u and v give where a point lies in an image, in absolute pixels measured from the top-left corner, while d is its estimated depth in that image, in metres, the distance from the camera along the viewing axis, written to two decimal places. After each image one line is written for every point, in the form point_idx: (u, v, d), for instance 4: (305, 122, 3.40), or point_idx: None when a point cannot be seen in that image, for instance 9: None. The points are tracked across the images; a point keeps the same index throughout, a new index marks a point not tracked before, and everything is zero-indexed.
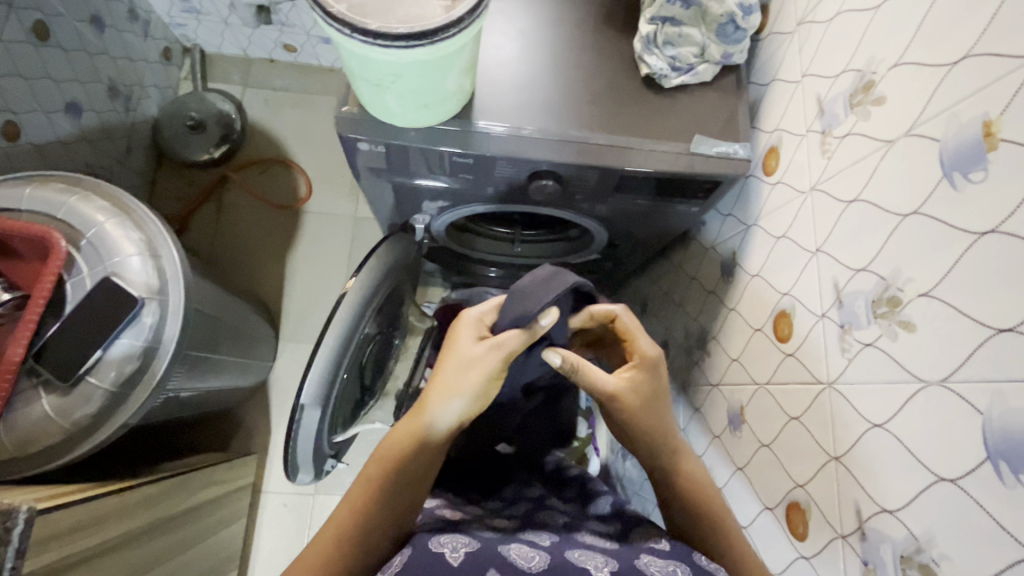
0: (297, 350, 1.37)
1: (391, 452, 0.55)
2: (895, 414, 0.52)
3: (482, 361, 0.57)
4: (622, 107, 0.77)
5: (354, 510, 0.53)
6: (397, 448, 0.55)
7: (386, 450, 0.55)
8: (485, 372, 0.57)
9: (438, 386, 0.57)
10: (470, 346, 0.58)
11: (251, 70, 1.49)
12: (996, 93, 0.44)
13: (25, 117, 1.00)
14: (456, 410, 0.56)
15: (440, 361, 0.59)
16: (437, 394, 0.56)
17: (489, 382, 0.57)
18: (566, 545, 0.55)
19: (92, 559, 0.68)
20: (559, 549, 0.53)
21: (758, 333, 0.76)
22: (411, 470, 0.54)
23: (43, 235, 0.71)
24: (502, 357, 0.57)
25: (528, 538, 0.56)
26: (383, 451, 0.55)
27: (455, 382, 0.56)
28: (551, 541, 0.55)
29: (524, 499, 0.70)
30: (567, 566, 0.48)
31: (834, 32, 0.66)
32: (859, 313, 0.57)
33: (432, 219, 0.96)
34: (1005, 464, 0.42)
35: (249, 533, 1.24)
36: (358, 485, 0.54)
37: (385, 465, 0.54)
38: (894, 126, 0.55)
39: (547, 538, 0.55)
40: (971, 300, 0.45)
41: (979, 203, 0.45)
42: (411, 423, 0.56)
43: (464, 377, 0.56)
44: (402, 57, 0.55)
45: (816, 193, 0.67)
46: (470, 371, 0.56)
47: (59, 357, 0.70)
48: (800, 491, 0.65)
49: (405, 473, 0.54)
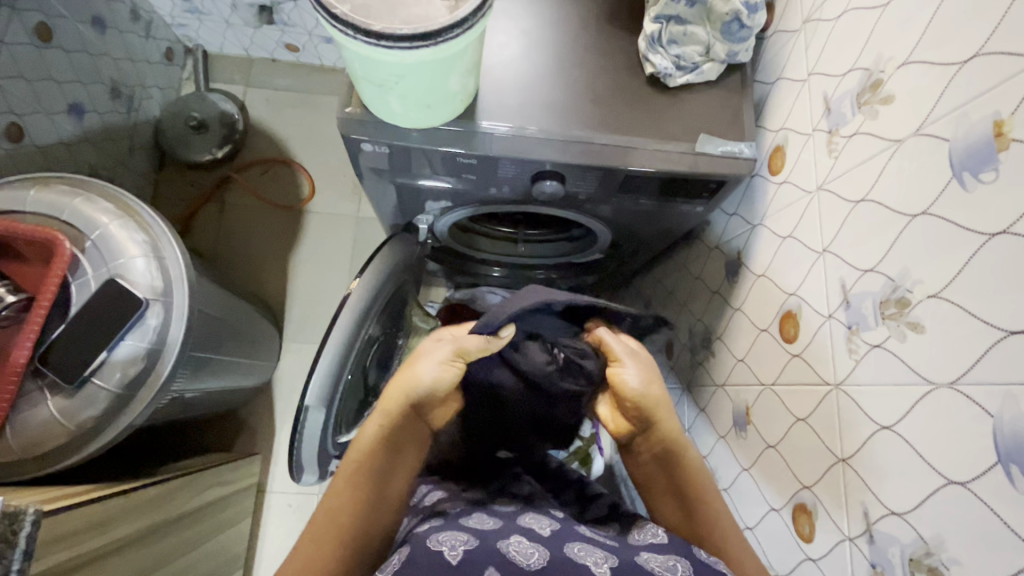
0: (300, 350, 1.37)
1: (360, 454, 0.58)
2: (904, 415, 0.51)
3: (436, 349, 0.61)
4: (626, 106, 0.77)
5: (333, 506, 0.55)
6: (364, 445, 0.58)
7: (355, 450, 0.58)
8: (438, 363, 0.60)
9: (398, 382, 0.61)
10: (427, 347, 0.63)
11: (253, 71, 1.49)
12: (1007, 92, 0.44)
13: (28, 118, 1.00)
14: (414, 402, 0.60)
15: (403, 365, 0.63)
16: (396, 387, 0.60)
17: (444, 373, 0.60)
18: (566, 536, 0.55)
19: (98, 560, 0.68)
20: (560, 543, 0.54)
21: (764, 334, 0.76)
22: (381, 460, 0.58)
23: (46, 237, 0.71)
24: (454, 347, 0.60)
25: (528, 528, 0.56)
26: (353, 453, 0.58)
27: (411, 374, 0.61)
28: (551, 533, 0.55)
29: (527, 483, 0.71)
30: (569, 564, 0.48)
31: (841, 30, 0.65)
32: (866, 314, 0.57)
33: (435, 219, 0.96)
34: (1016, 467, 0.41)
35: (254, 533, 1.24)
36: (335, 487, 0.56)
37: (357, 462, 0.57)
38: (902, 125, 0.54)
39: (546, 529, 0.55)
40: (981, 301, 0.45)
41: (990, 205, 0.44)
42: (373, 420, 0.59)
43: (418, 367, 0.61)
44: (405, 59, 0.55)
45: (822, 193, 0.66)
46: (422, 361, 0.61)
47: (63, 357, 0.70)
48: (807, 493, 0.64)
49: (377, 465, 0.58)
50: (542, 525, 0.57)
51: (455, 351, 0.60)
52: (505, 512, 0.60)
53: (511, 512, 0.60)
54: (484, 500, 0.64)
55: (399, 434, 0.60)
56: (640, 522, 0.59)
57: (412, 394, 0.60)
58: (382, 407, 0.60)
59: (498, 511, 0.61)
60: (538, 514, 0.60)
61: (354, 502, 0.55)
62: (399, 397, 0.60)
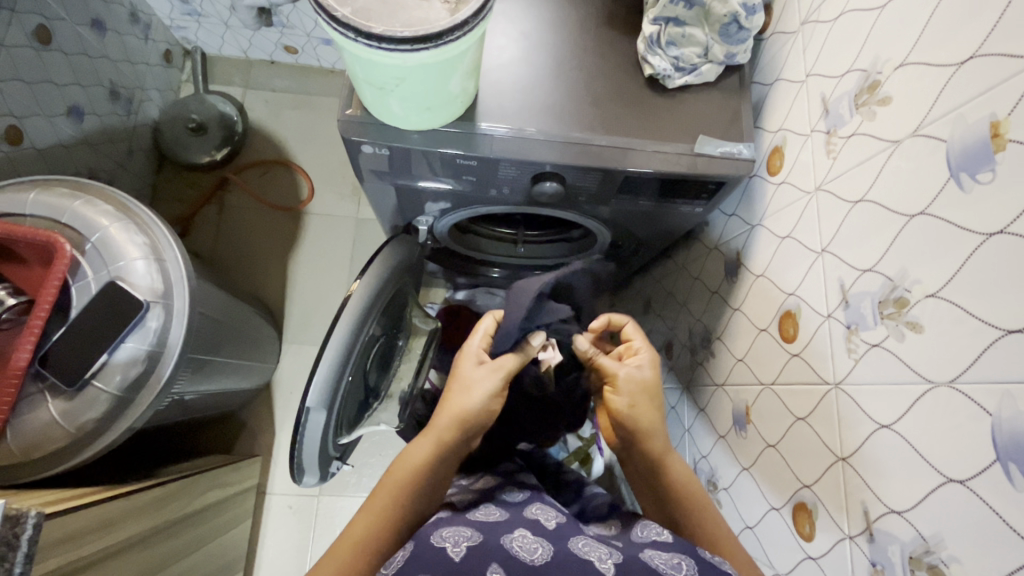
0: (301, 351, 1.37)
1: (407, 471, 0.57)
2: (902, 415, 0.52)
3: (486, 377, 0.62)
4: (625, 108, 0.77)
5: (372, 521, 0.54)
6: (415, 468, 0.57)
7: (401, 470, 0.57)
8: (488, 389, 0.61)
9: (452, 404, 0.60)
10: (472, 370, 0.63)
11: (252, 72, 1.49)
12: (1002, 93, 0.44)
13: (27, 121, 1.01)
14: (471, 423, 0.60)
15: (450, 385, 0.63)
16: (452, 413, 0.60)
17: (492, 399, 0.61)
18: (570, 530, 0.55)
19: (98, 563, 0.68)
20: (564, 537, 0.54)
21: (763, 333, 0.76)
22: (427, 486, 0.57)
23: (47, 239, 0.71)
24: (503, 374, 0.62)
25: (534, 521, 0.56)
26: (395, 471, 0.57)
27: (463, 400, 0.60)
28: (556, 526, 0.56)
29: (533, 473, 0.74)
30: (574, 560, 0.49)
31: (837, 32, 0.66)
32: (865, 314, 0.57)
33: (435, 221, 0.96)
34: (1014, 465, 0.42)
35: (254, 534, 1.24)
36: (376, 501, 0.55)
37: (403, 483, 0.56)
38: (900, 127, 0.55)
39: (552, 524, 0.56)
40: (977, 301, 0.45)
41: (989, 206, 0.45)
42: (424, 443, 0.58)
43: (471, 393, 0.60)
44: (406, 61, 0.56)
45: (820, 194, 0.67)
46: (476, 387, 0.61)
47: (64, 360, 0.70)
48: (807, 492, 0.64)
49: (421, 490, 0.57)
50: (548, 518, 0.57)
51: (504, 381, 0.62)
52: (514, 504, 0.61)
53: (518, 503, 0.61)
54: (493, 490, 0.65)
55: (447, 463, 0.59)
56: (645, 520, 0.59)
57: (468, 424, 0.59)
58: (434, 429, 0.59)
59: (507, 503, 0.62)
60: (545, 506, 0.61)
61: (392, 523, 0.54)
62: (453, 423, 0.59)
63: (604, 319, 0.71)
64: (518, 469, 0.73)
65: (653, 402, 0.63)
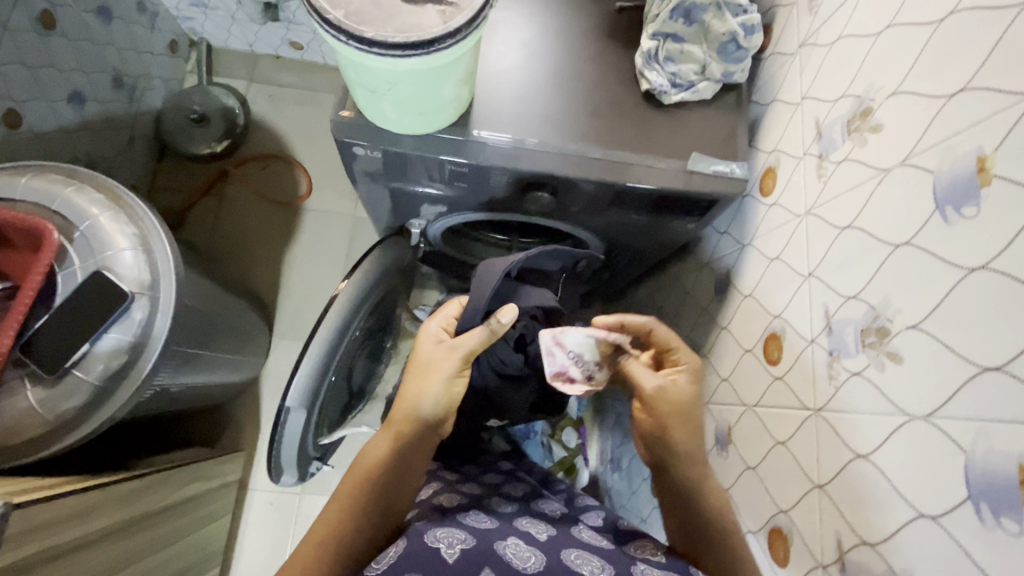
0: (290, 347, 1.36)
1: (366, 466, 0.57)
2: (880, 445, 0.51)
3: (445, 357, 0.61)
4: (622, 122, 0.77)
5: (332, 518, 0.54)
6: (374, 461, 0.58)
7: (361, 466, 0.58)
8: (448, 369, 0.61)
9: (410, 392, 0.61)
10: (429, 352, 0.63)
11: (257, 66, 1.50)
12: (992, 127, 0.44)
13: (27, 105, 1.00)
14: (430, 407, 0.60)
15: (409, 373, 0.63)
16: (407, 401, 0.60)
17: (452, 380, 0.61)
18: (563, 541, 0.56)
19: (68, 554, 0.67)
20: (556, 546, 0.54)
21: (748, 354, 0.76)
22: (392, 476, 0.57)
23: (36, 225, 0.71)
24: (461, 352, 0.61)
25: (525, 530, 0.56)
26: (356, 469, 0.58)
27: (422, 386, 0.60)
28: (547, 537, 0.56)
29: (514, 487, 0.74)
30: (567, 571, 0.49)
31: (834, 56, 0.65)
32: (847, 341, 0.57)
33: (428, 224, 0.96)
34: (986, 505, 0.41)
35: (234, 529, 1.24)
36: (340, 496, 0.56)
37: (365, 476, 0.57)
38: (890, 155, 0.54)
39: (544, 534, 0.56)
40: (960, 334, 0.44)
41: (972, 240, 0.44)
42: (384, 438, 0.59)
43: (429, 378, 0.61)
44: (397, 66, 0.55)
45: (810, 218, 0.66)
46: (435, 370, 0.61)
47: (48, 347, 0.70)
48: (784, 517, 0.64)
49: (385, 480, 0.57)
50: (538, 531, 0.57)
51: (465, 359, 0.61)
52: (502, 515, 0.61)
53: (508, 513, 0.61)
54: (482, 499, 0.65)
55: (411, 451, 0.59)
56: (638, 538, 0.59)
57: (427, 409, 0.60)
58: (393, 422, 0.60)
59: (495, 511, 0.61)
60: (536, 520, 0.61)
61: (360, 515, 0.54)
62: (409, 411, 0.60)
63: (615, 320, 0.69)
64: (500, 485, 0.73)
65: (686, 422, 0.63)
